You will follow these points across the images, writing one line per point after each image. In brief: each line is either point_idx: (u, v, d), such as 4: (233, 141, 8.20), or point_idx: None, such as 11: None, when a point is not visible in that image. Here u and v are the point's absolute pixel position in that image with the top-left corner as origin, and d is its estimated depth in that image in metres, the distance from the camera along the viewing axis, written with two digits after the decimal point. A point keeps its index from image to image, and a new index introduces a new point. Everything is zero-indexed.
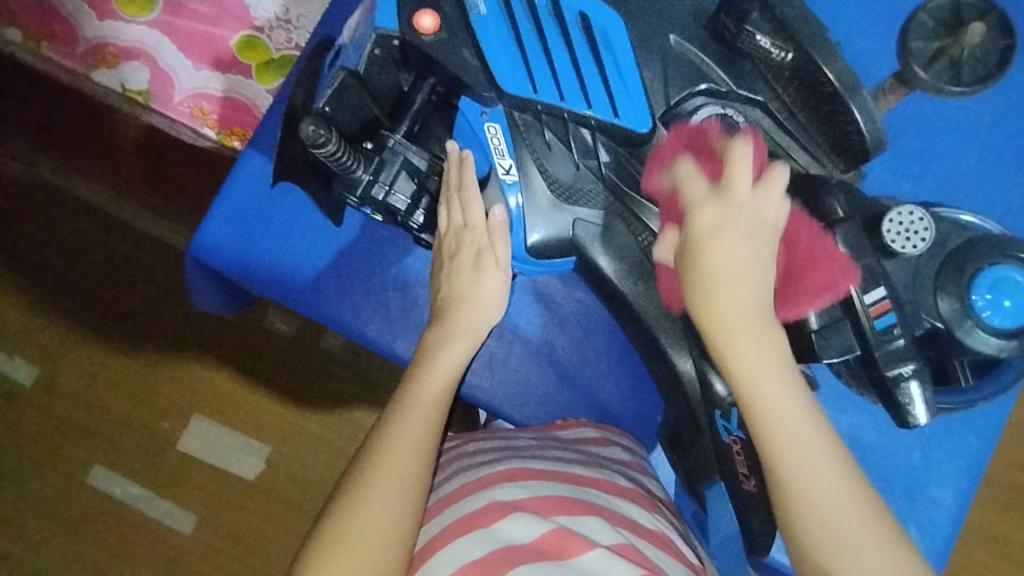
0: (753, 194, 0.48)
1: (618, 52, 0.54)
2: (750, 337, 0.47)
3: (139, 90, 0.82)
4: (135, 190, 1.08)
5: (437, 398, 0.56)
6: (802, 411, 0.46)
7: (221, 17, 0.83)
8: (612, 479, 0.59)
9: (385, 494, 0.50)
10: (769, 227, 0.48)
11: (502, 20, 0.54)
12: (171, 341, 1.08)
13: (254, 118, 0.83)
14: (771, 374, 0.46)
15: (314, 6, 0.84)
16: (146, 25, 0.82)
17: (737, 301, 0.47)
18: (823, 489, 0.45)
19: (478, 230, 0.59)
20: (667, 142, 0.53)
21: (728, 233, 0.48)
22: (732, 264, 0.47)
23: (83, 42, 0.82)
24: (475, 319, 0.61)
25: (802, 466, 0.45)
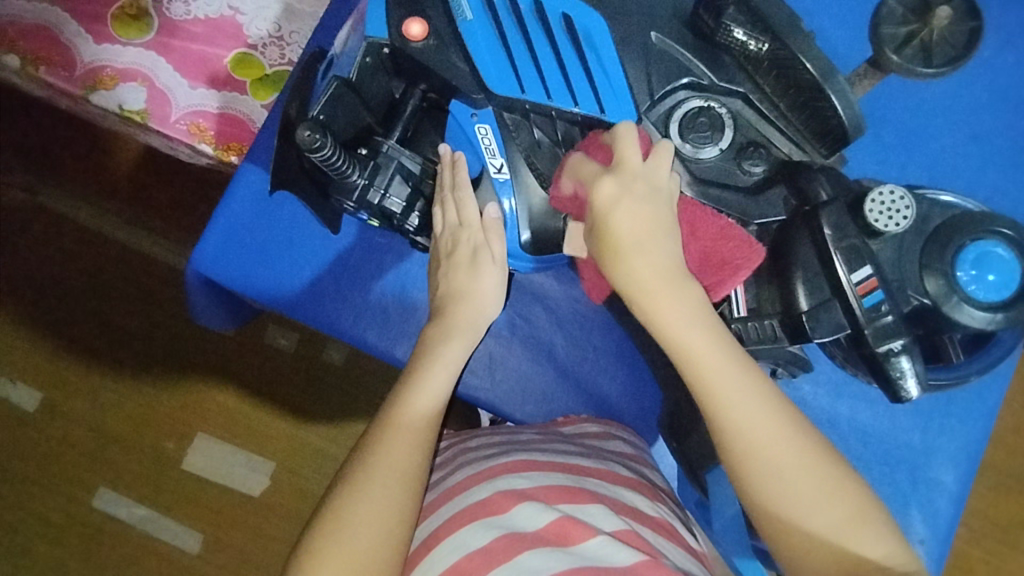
0: (644, 165, 0.51)
1: (602, 50, 0.56)
2: (670, 291, 0.49)
3: (137, 110, 0.83)
4: (133, 212, 1.10)
5: (437, 393, 0.58)
6: (729, 360, 0.49)
7: (215, 37, 0.85)
8: (613, 468, 0.60)
9: (389, 486, 0.51)
10: (664, 191, 0.51)
11: (488, 24, 0.56)
12: (174, 360, 1.09)
13: (251, 133, 0.84)
14: (695, 328, 0.49)
15: (305, 23, 0.86)
16: (142, 47, 0.84)
17: (650, 263, 0.49)
18: (756, 422, 0.48)
19: (473, 227, 0.60)
20: (572, 155, 0.56)
21: (629, 203, 0.50)
22: (638, 229, 0.50)
23: (80, 66, 0.83)
24: (473, 316, 0.62)
25: (736, 408, 0.48)
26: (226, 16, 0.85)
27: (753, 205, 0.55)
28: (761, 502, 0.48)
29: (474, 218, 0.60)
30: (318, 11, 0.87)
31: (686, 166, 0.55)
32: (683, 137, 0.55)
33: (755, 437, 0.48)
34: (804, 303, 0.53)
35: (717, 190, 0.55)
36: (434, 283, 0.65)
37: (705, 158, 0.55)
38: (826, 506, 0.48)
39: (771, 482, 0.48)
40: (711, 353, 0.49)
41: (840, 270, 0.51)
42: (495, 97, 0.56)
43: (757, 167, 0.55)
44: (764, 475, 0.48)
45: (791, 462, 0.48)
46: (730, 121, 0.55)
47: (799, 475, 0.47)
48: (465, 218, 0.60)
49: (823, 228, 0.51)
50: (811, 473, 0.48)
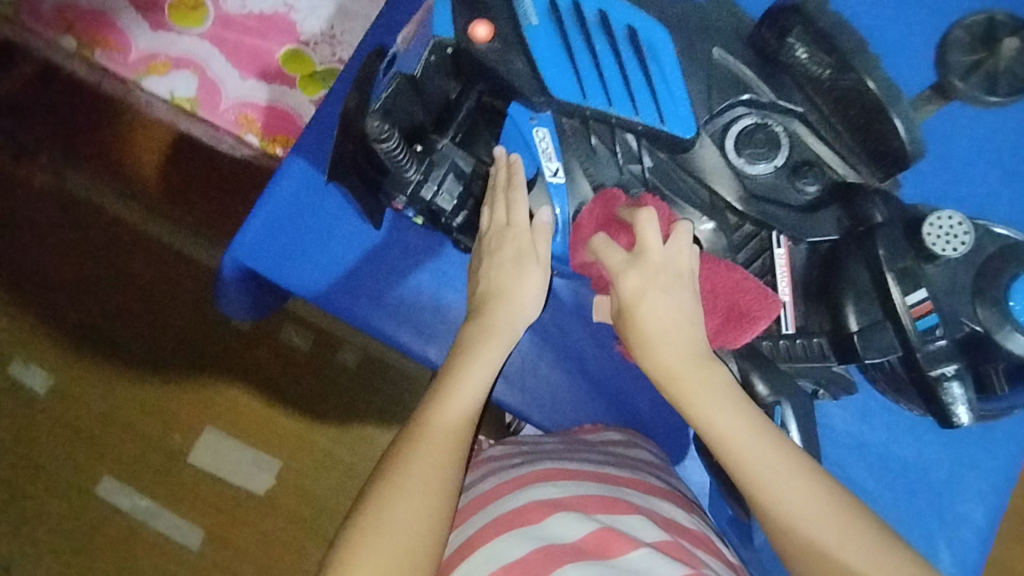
0: (664, 250, 0.53)
1: (664, 61, 0.56)
2: (695, 376, 0.50)
3: (187, 98, 0.85)
4: (161, 202, 1.10)
5: (474, 391, 0.56)
6: (759, 437, 0.48)
7: (269, 31, 0.86)
8: (645, 479, 0.61)
9: (427, 486, 0.50)
10: (685, 276, 0.53)
11: (553, 30, 0.57)
12: (186, 352, 1.09)
13: (298, 127, 0.85)
14: (721, 407, 0.49)
15: (356, 24, 0.88)
16: (196, 37, 0.86)
17: (671, 349, 0.51)
18: (805, 506, 0.45)
19: (522, 229, 0.59)
20: (584, 218, 0.59)
21: (652, 291, 0.52)
22: (663, 321, 0.52)
23: (135, 51, 0.85)
24: (510, 316, 0.59)
25: (775, 487, 0.46)
26: (280, 12, 0.87)
27: (806, 223, 0.56)
28: None
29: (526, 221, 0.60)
30: (371, 13, 0.88)
31: (739, 180, 0.56)
32: (739, 152, 0.56)
33: (804, 518, 0.45)
34: (855, 323, 0.53)
35: (770, 206, 0.56)
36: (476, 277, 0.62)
37: (760, 173, 0.56)
38: None
39: (829, 566, 0.44)
40: (740, 432, 0.48)
41: (894, 291, 0.51)
42: (555, 101, 0.56)
43: (811, 185, 0.56)
44: (813, 554, 0.45)
45: (852, 540, 0.44)
46: (786, 140, 0.56)
47: (854, 551, 0.44)
48: (514, 219, 0.60)
49: (876, 249, 0.52)
50: (867, 550, 0.44)
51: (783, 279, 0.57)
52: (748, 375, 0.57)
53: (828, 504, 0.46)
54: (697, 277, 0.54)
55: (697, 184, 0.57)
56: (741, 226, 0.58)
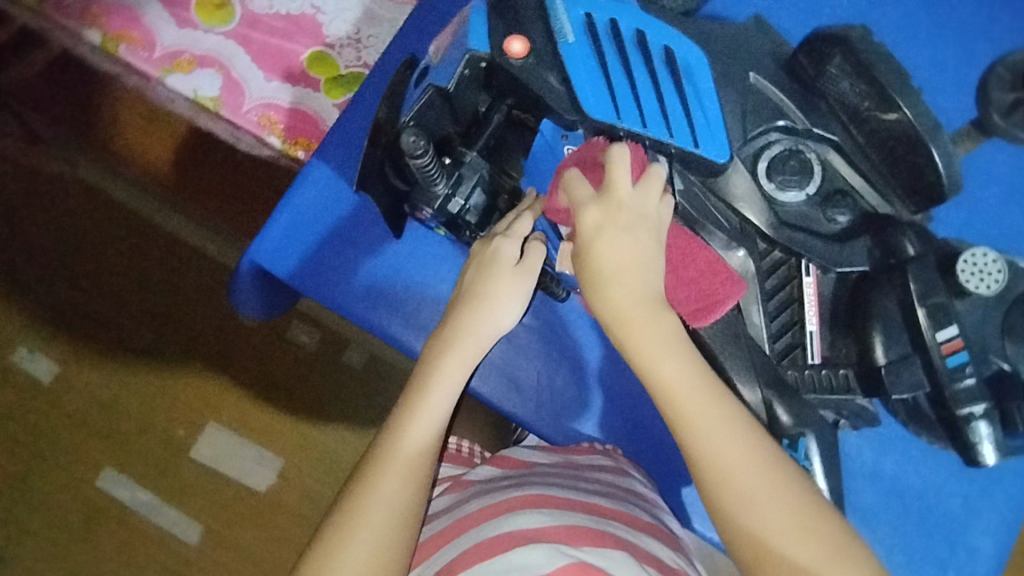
0: (633, 191, 0.53)
1: (701, 85, 0.56)
2: (644, 322, 0.52)
3: (210, 97, 0.84)
4: (175, 197, 1.10)
5: (435, 410, 0.57)
6: (698, 384, 0.50)
7: (295, 33, 0.86)
8: (635, 513, 0.60)
9: (387, 517, 0.52)
10: (651, 219, 0.53)
11: (589, 48, 0.56)
12: (191, 346, 1.08)
13: (321, 130, 0.85)
14: (665, 354, 0.51)
15: (383, 28, 0.87)
16: (222, 36, 0.85)
17: (624, 292, 0.52)
18: (725, 450, 0.48)
19: (516, 241, 0.60)
20: (565, 162, 0.59)
21: (612, 231, 0.52)
22: (618, 262, 0.52)
23: (160, 48, 0.85)
24: (484, 324, 0.60)
25: (707, 437, 0.48)
26: (307, 14, 0.87)
27: (839, 253, 0.55)
28: (734, 534, 0.48)
29: (524, 231, 0.60)
30: (398, 18, 0.88)
31: (770, 207, 0.56)
32: (771, 178, 0.55)
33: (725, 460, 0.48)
34: (883, 357, 0.53)
35: (801, 234, 0.55)
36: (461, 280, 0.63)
37: (790, 201, 0.56)
38: (808, 543, 0.46)
39: (745, 512, 0.47)
40: (680, 379, 0.50)
41: (926, 327, 0.51)
42: (589, 120, 0.56)
43: (842, 216, 0.56)
44: (731, 503, 0.48)
45: (771, 492, 0.47)
46: (819, 167, 0.56)
47: (770, 505, 0.47)
48: (510, 229, 0.61)
49: (908, 283, 0.53)
50: (783, 504, 0.47)
51: (811, 308, 0.56)
52: (771, 403, 0.55)
53: (754, 457, 0.48)
54: (666, 224, 0.54)
55: (728, 211, 0.57)
56: (771, 253, 0.58)
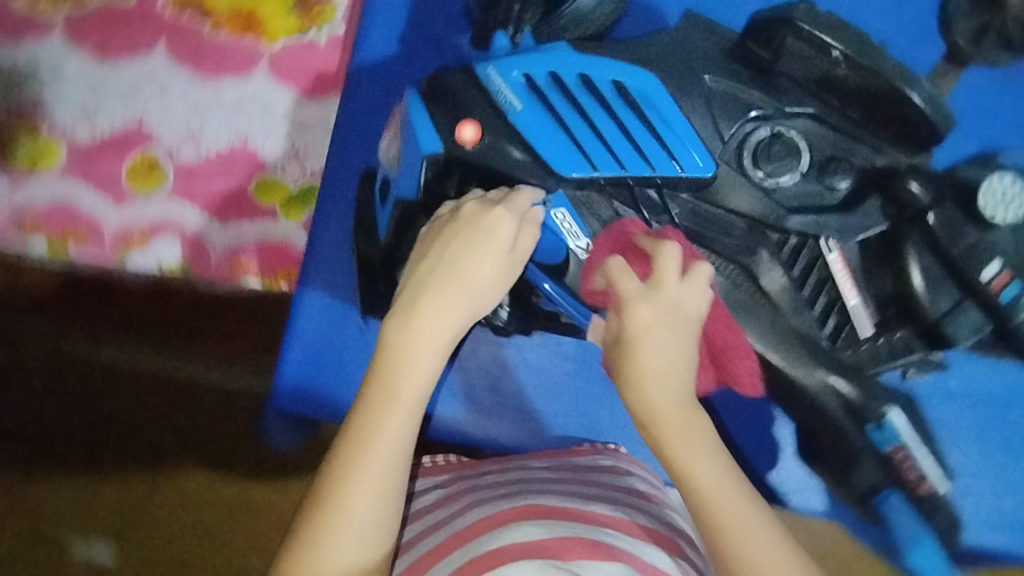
0: (678, 288, 0.51)
1: (661, 105, 0.54)
2: (683, 424, 0.49)
3: (176, 264, 0.83)
4: (107, 326, 0.85)
5: (379, 479, 0.47)
6: (734, 492, 0.47)
7: (234, 168, 0.84)
8: (633, 519, 0.55)
9: (361, 525, 0.46)
10: (692, 317, 0.51)
11: (539, 108, 0.55)
12: (219, 461, 0.84)
13: (295, 256, 0.83)
14: (704, 458, 0.48)
15: (316, 132, 0.83)
16: (163, 198, 0.83)
17: (664, 393, 0.50)
18: (771, 570, 0.44)
19: (512, 219, 0.53)
20: (597, 249, 0.55)
21: (658, 332, 0.51)
22: (658, 360, 0.50)
23: (109, 232, 0.83)
24: (445, 326, 0.52)
25: (741, 538, 0.45)
26: (237, 145, 0.84)
27: (851, 221, 0.54)
28: None
29: (522, 208, 0.53)
30: (326, 117, 0.84)
31: (770, 199, 0.54)
32: (760, 168, 0.54)
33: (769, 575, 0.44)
34: (940, 308, 0.54)
35: (810, 216, 0.54)
36: (437, 254, 0.54)
37: (787, 183, 0.54)
38: None
39: None
40: (717, 484, 0.47)
41: (974, 269, 0.52)
42: (564, 179, 0.54)
43: (843, 181, 0.54)
44: None
45: None
46: (804, 143, 0.54)
47: None
48: (508, 200, 0.53)
49: (930, 221, 0.53)
50: None
51: (845, 281, 0.55)
52: (841, 385, 0.55)
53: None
54: (705, 318, 0.52)
55: (730, 215, 0.55)
56: (787, 241, 0.56)
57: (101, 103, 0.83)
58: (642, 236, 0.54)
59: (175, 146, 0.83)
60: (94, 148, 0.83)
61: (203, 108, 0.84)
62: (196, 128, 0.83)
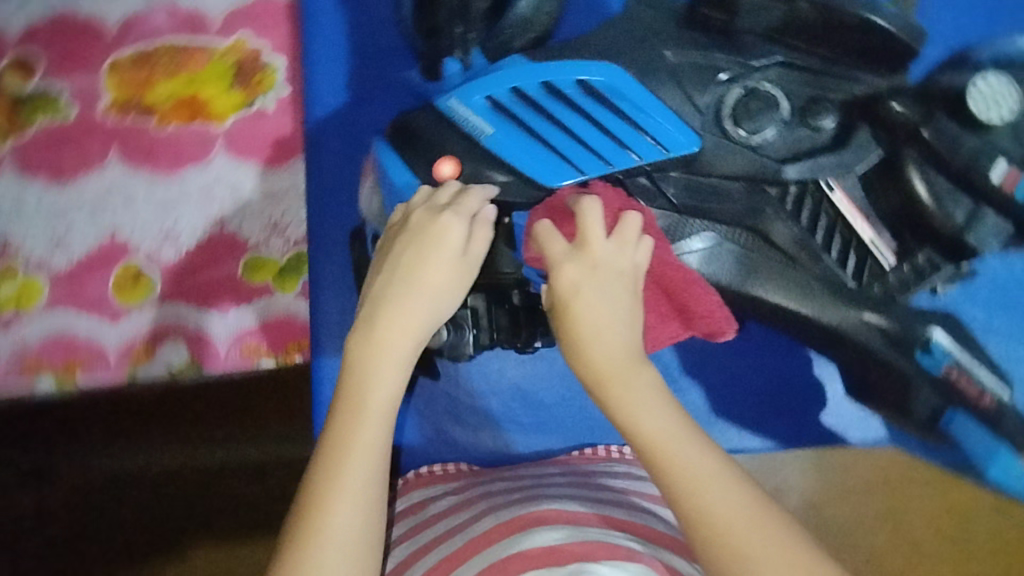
0: (606, 246, 0.49)
1: (629, 92, 0.54)
2: (630, 382, 0.46)
3: (186, 364, 0.80)
4: (124, 434, 0.82)
5: (343, 498, 0.46)
6: (688, 442, 0.44)
7: (218, 256, 0.81)
8: (652, 525, 0.55)
9: (343, 548, 0.45)
10: (628, 272, 0.48)
11: (512, 127, 0.55)
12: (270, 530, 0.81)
13: (301, 326, 0.80)
14: (654, 410, 0.45)
15: (289, 200, 0.81)
16: (156, 304, 0.80)
17: (606, 351, 0.46)
18: (725, 517, 0.42)
19: (464, 221, 0.52)
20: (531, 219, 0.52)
21: (589, 290, 0.47)
22: (594, 318, 0.47)
23: (113, 351, 0.80)
24: (397, 332, 0.50)
25: (697, 487, 0.43)
26: (215, 231, 0.81)
27: (848, 156, 0.53)
28: None
29: (472, 209, 0.52)
30: (295, 182, 0.81)
31: (760, 156, 0.53)
32: (742, 128, 0.53)
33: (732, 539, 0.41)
34: (959, 219, 0.54)
35: (804, 162, 0.53)
36: (396, 258, 0.52)
37: (772, 136, 0.53)
38: None
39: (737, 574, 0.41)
40: (671, 435, 0.44)
41: (987, 173, 0.51)
42: (552, 189, 0.54)
43: (828, 119, 0.53)
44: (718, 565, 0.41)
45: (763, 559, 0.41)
46: (779, 93, 0.53)
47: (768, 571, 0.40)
48: (457, 205, 0.52)
49: (925, 134, 0.52)
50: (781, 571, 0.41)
51: (855, 216, 0.55)
52: (879, 319, 0.55)
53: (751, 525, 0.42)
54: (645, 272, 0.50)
55: (725, 182, 0.55)
56: (788, 192, 0.55)
57: (70, 225, 0.80)
58: (570, 198, 0.51)
59: (154, 249, 0.81)
60: (75, 271, 0.80)
61: (172, 204, 0.81)
62: (171, 225, 0.81)
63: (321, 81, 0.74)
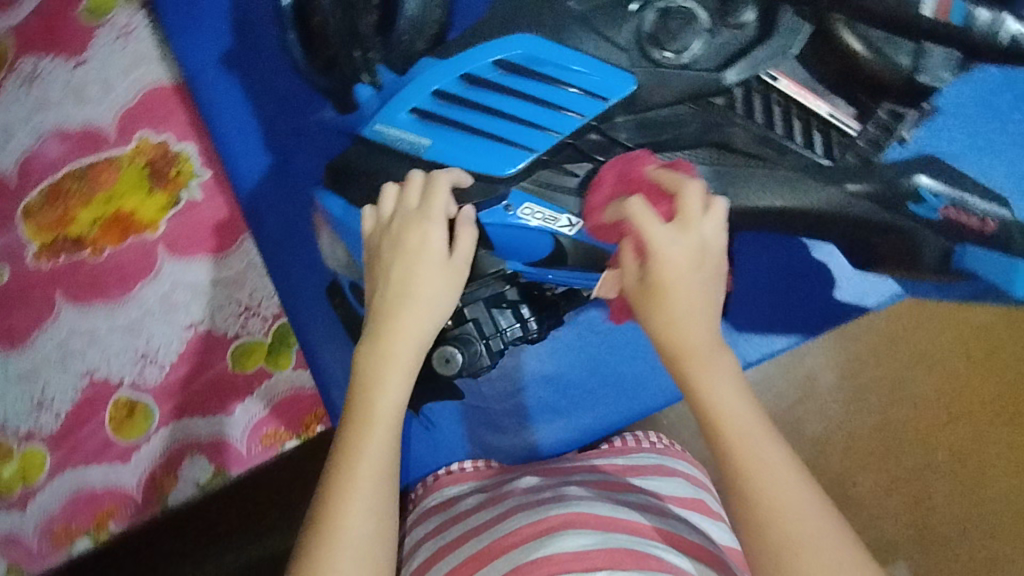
0: (704, 226, 0.45)
1: (549, 54, 0.53)
2: (716, 363, 0.44)
3: (213, 474, 0.74)
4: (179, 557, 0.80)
5: (368, 500, 0.44)
6: (758, 424, 0.43)
7: (203, 358, 0.75)
8: (678, 532, 0.51)
9: (357, 556, 0.42)
10: (714, 256, 0.46)
11: (449, 131, 0.54)
12: None
13: (310, 396, 0.75)
14: (736, 389, 0.44)
15: (253, 277, 0.76)
16: (160, 427, 0.74)
17: (695, 334, 0.44)
18: (786, 504, 0.41)
19: (441, 225, 0.49)
20: (608, 176, 0.51)
21: (691, 273, 0.45)
22: (687, 300, 0.45)
23: (134, 491, 0.74)
24: (408, 339, 0.48)
25: (768, 465, 0.42)
26: (190, 334, 0.75)
27: (780, 40, 0.53)
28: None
29: (444, 209, 0.50)
30: (252, 258, 0.76)
31: (695, 71, 0.53)
32: (668, 51, 0.53)
33: (805, 556, 0.39)
34: (906, 62, 0.53)
35: (743, 60, 0.52)
36: (385, 273, 0.49)
37: (700, 50, 0.53)
38: None
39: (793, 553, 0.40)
40: (748, 415, 0.43)
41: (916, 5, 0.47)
42: (508, 177, 0.53)
43: (746, 12, 0.53)
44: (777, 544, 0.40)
45: (822, 549, 0.40)
46: (691, 4, 0.53)
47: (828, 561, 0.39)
48: (430, 207, 0.50)
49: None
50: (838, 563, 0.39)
51: (806, 96, 0.54)
52: (864, 186, 0.54)
53: (813, 513, 0.41)
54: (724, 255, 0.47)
55: (670, 108, 0.54)
56: (733, 95, 0.54)
57: (45, 383, 0.74)
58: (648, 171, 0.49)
59: (136, 375, 0.75)
60: (68, 426, 0.74)
61: (138, 325, 0.75)
62: (145, 346, 0.75)
63: (242, 151, 0.74)
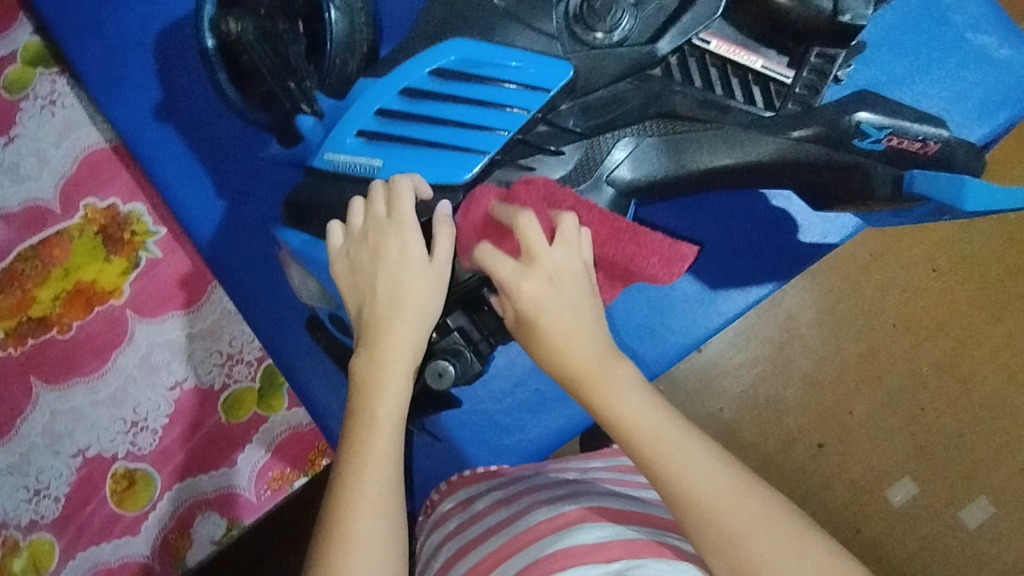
0: (554, 255, 0.46)
1: (484, 55, 0.53)
2: (606, 376, 0.45)
3: (226, 527, 0.74)
4: None
5: (379, 504, 0.44)
6: (662, 423, 0.43)
7: (194, 415, 0.74)
8: None
9: (371, 557, 0.42)
10: (576, 275, 0.47)
11: (399, 148, 0.53)
12: None
13: (309, 432, 0.76)
14: (629, 396, 0.44)
15: (230, 325, 0.76)
16: (163, 493, 0.73)
17: (578, 352, 0.45)
18: (704, 496, 0.41)
19: (416, 232, 0.49)
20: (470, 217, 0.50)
21: (552, 299, 0.46)
22: (559, 323, 0.45)
23: (149, 560, 0.73)
24: (405, 343, 0.48)
25: (676, 465, 0.41)
26: (177, 394, 0.74)
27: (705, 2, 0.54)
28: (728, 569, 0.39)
29: (410, 213, 0.49)
30: (225, 307, 0.76)
31: (628, 47, 0.54)
32: (598, 31, 0.54)
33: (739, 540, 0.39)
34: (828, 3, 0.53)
35: (673, 28, 0.54)
36: (371, 287, 0.49)
37: (630, 26, 0.54)
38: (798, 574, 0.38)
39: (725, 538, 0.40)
40: (647, 417, 0.43)
41: None
42: (466, 183, 0.52)
43: None
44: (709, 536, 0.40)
45: (755, 527, 0.40)
46: None
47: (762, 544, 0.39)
48: (399, 216, 0.49)
49: None
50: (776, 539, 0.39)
51: (739, 53, 0.56)
52: (809, 127, 0.56)
53: (732, 499, 0.41)
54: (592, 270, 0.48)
55: (611, 87, 0.55)
56: (667, 66, 0.56)
57: (37, 470, 0.72)
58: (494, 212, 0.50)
59: (129, 445, 0.73)
60: (71, 509, 0.72)
61: (121, 395, 0.74)
62: (133, 414, 0.74)
63: (196, 202, 0.73)
